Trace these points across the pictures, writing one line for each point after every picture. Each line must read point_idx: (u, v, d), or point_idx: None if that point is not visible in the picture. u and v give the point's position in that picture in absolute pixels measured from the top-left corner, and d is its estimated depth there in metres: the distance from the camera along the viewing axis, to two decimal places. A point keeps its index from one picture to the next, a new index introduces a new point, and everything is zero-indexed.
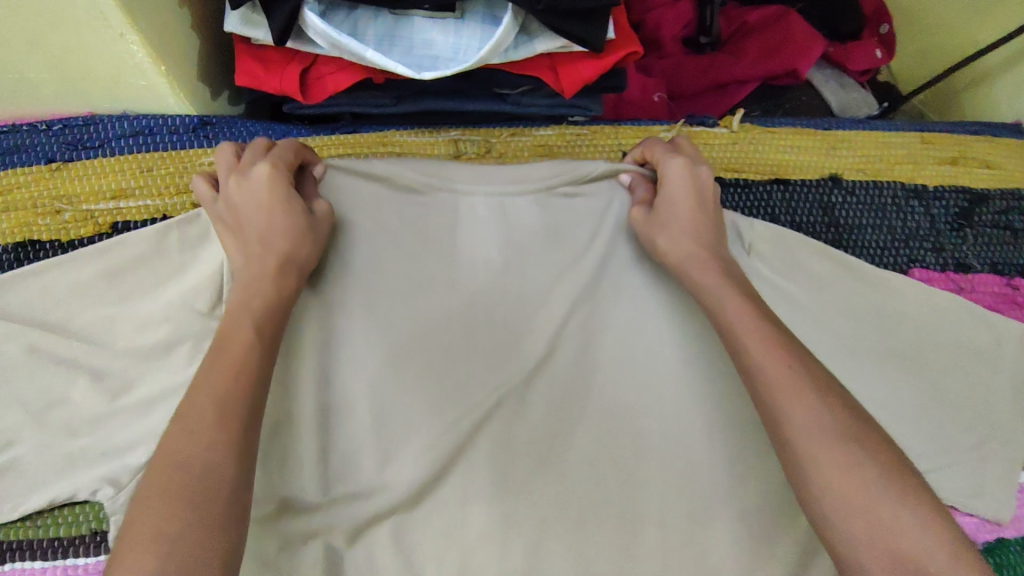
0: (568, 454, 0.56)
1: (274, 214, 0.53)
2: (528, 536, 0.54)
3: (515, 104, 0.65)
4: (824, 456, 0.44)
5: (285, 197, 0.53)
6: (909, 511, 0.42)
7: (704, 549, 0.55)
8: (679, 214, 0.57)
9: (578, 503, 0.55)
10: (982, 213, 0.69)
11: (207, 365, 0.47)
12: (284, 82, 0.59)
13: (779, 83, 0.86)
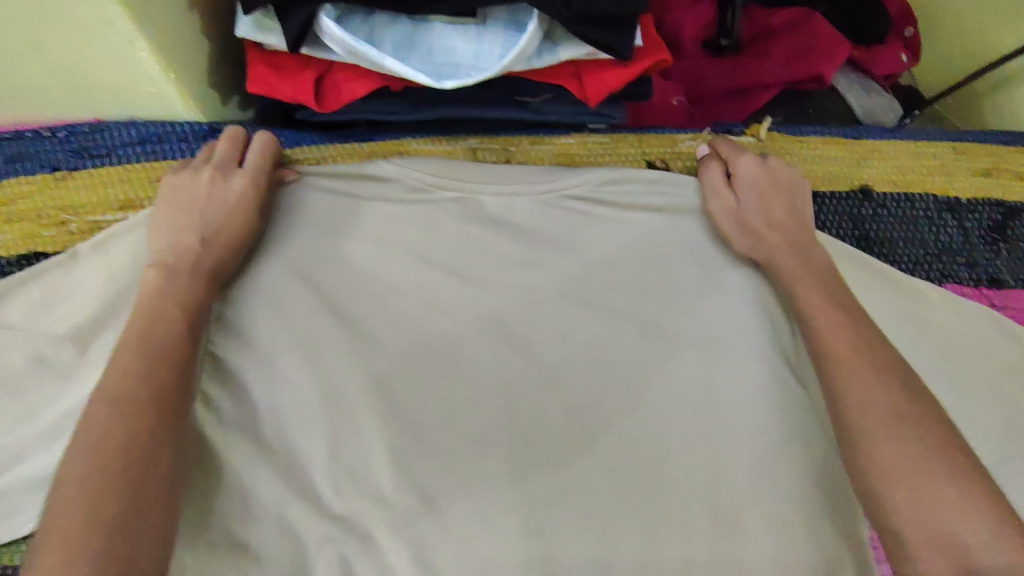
0: (587, 457, 0.54)
1: (232, 222, 0.54)
2: (547, 542, 0.51)
3: (536, 112, 0.63)
4: (883, 442, 0.45)
5: (238, 210, 0.55)
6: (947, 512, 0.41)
7: (737, 561, 0.52)
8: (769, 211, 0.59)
9: (601, 508, 0.52)
10: (1017, 227, 0.67)
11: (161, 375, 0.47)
12: (297, 89, 0.57)
13: (802, 88, 0.84)
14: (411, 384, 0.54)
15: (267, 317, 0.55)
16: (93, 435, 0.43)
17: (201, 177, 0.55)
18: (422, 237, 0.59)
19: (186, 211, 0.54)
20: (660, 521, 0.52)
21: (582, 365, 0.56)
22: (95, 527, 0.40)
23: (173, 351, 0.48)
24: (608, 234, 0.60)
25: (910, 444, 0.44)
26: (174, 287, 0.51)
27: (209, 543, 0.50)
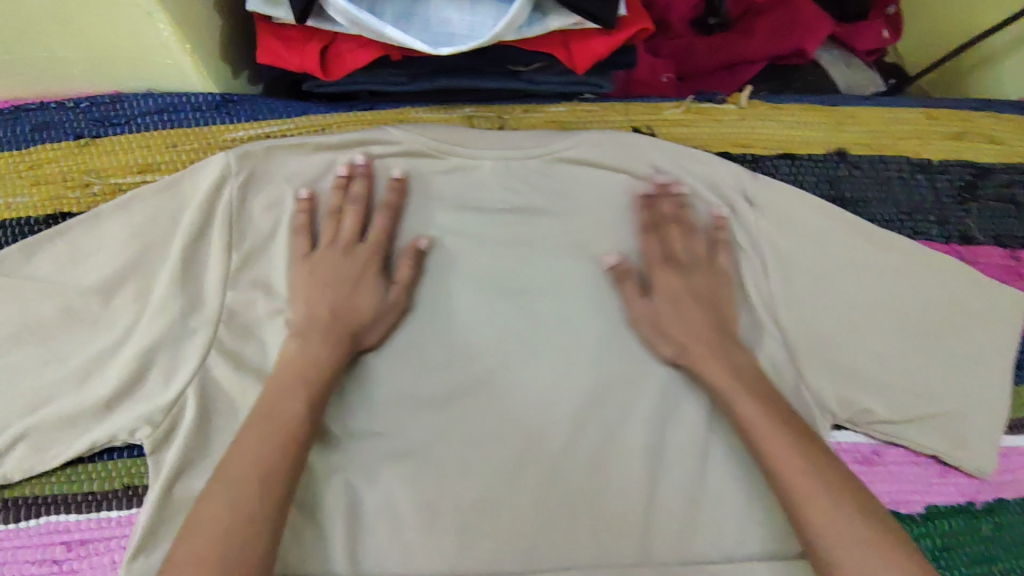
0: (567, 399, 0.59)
1: (362, 292, 0.59)
2: (537, 473, 0.58)
3: (528, 81, 0.67)
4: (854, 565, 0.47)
5: (376, 269, 0.60)
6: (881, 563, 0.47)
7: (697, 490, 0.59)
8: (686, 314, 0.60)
9: (585, 442, 0.59)
10: (986, 186, 0.70)
11: (266, 429, 0.51)
12: (305, 60, 0.61)
13: (787, 62, 0.87)
14: (422, 338, 0.60)
15: (281, 273, 0.61)
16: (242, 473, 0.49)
17: (315, 260, 0.59)
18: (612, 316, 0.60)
19: (322, 289, 0.58)
20: (630, 455, 0.59)
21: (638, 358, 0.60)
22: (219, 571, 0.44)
23: (293, 414, 0.52)
24: (590, 196, 0.65)
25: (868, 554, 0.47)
26: (325, 348, 0.56)
27: None
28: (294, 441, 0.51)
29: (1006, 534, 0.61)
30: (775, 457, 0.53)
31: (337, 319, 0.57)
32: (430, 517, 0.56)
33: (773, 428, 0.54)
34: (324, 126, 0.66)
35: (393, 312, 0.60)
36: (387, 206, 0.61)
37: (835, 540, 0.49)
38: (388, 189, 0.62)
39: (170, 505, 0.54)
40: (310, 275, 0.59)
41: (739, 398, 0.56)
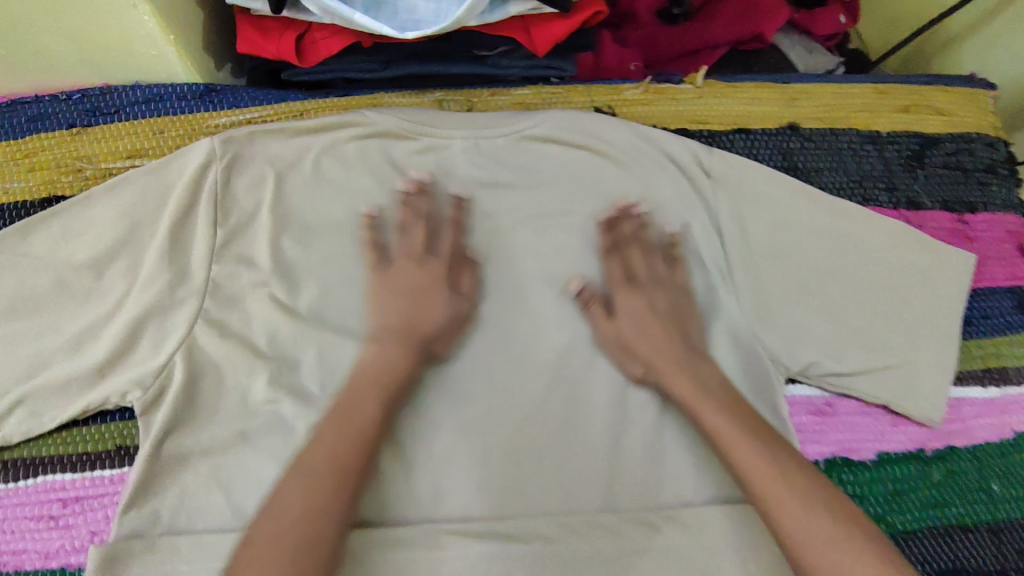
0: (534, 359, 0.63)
1: (433, 300, 0.61)
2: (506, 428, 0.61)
3: (493, 65, 0.70)
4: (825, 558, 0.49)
5: (442, 283, 0.62)
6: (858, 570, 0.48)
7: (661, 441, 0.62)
8: (648, 334, 0.62)
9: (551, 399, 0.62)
10: (934, 154, 0.74)
11: (330, 438, 0.53)
12: (281, 48, 0.65)
13: (748, 46, 0.92)
14: None
15: (262, 247, 0.64)
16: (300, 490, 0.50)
17: (374, 271, 0.63)
18: (647, 320, 0.63)
19: (398, 299, 0.61)
20: (593, 411, 0.62)
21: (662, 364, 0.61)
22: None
23: (367, 416, 0.55)
24: (554, 170, 0.69)
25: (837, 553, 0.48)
26: (401, 354, 0.59)
27: (212, 432, 0.59)
28: (366, 443, 0.54)
29: (958, 479, 0.64)
30: (741, 462, 0.54)
31: (413, 328, 0.60)
32: (406, 472, 0.59)
33: (736, 435, 0.56)
34: (302, 112, 0.70)
35: (462, 322, 0.62)
36: (454, 222, 0.65)
37: (806, 539, 0.50)
38: (429, 201, 0.65)
39: (159, 462, 0.57)
40: (382, 285, 0.62)
41: (705, 410, 0.58)
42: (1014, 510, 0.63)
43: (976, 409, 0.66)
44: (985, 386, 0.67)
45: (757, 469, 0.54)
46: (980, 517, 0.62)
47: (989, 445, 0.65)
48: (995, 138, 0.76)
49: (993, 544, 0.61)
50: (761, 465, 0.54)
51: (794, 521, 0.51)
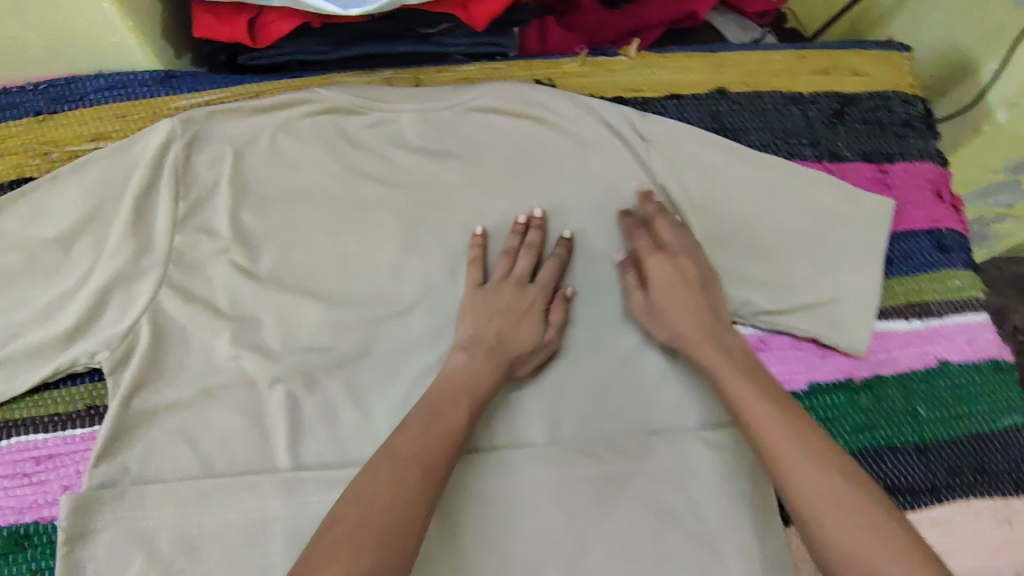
0: None
1: (524, 326, 0.63)
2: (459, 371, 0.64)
3: (438, 43, 0.76)
4: (833, 526, 0.49)
5: (536, 311, 0.65)
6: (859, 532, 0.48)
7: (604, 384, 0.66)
8: (675, 301, 0.64)
9: None
10: (853, 112, 0.79)
11: (421, 426, 0.54)
12: (235, 31, 0.69)
13: (684, 25, 0.97)
14: (353, 266, 0.67)
15: (223, 217, 0.67)
16: (393, 477, 0.50)
17: (498, 289, 0.65)
18: (678, 292, 0.64)
19: (490, 317, 0.63)
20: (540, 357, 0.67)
21: (688, 335, 0.63)
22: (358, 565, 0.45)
23: (457, 419, 0.56)
24: (497, 137, 0.73)
25: (845, 525, 0.49)
26: (493, 360, 0.61)
27: (180, 389, 0.62)
28: (453, 445, 0.54)
29: (886, 405, 0.68)
30: (769, 432, 0.55)
31: (500, 347, 0.62)
32: (365, 419, 0.62)
33: (763, 405, 0.56)
34: (258, 92, 0.74)
35: (543, 352, 0.64)
36: (557, 257, 0.67)
37: (820, 507, 0.50)
38: (538, 234, 0.68)
39: (129, 418, 0.60)
40: (481, 304, 0.64)
41: (732, 383, 0.59)
42: (938, 431, 0.68)
43: (899, 339, 0.71)
44: (909, 319, 0.72)
45: (779, 438, 0.54)
46: (908, 439, 0.67)
47: (913, 372, 0.70)
48: (910, 95, 0.82)
49: (921, 464, 0.67)
50: (783, 435, 0.54)
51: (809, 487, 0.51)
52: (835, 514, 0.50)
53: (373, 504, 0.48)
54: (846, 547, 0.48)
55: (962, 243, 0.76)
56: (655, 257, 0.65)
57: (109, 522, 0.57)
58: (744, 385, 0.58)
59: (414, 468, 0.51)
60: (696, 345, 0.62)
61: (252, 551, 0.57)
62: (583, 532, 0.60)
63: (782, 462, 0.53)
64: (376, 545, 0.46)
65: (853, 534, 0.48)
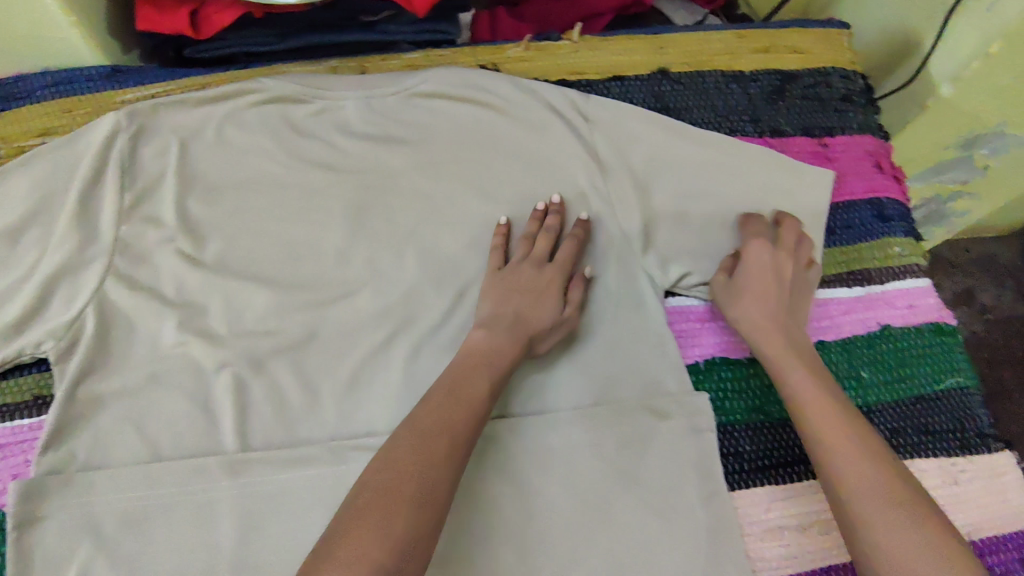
0: (430, 292, 0.67)
1: (543, 303, 0.64)
2: (407, 351, 0.65)
3: (382, 31, 0.76)
4: (880, 518, 0.51)
5: (555, 290, 0.65)
6: (901, 523, 0.50)
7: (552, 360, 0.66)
8: (756, 289, 0.66)
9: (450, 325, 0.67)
10: (793, 89, 0.81)
11: (445, 396, 0.54)
12: (178, 23, 0.70)
13: (631, 12, 0.98)
14: (301, 252, 0.68)
15: (169, 207, 0.68)
16: (422, 446, 0.50)
17: (518, 269, 0.66)
18: (768, 282, 0.66)
19: (511, 294, 0.64)
20: None
21: (761, 324, 0.65)
22: (395, 534, 0.44)
23: (480, 391, 0.56)
24: (441, 121, 0.74)
25: (891, 517, 0.51)
26: (499, 335, 0.61)
27: (127, 377, 0.62)
28: (475, 418, 0.54)
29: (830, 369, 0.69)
30: (825, 427, 0.57)
31: (519, 322, 0.62)
32: (313, 400, 0.63)
33: (825, 403, 0.58)
34: (203, 85, 0.75)
35: (563, 329, 0.65)
36: (577, 237, 0.68)
37: (868, 501, 0.52)
38: (556, 218, 0.69)
39: (76, 406, 0.60)
40: (502, 283, 0.65)
41: (795, 376, 0.61)
42: (882, 393, 0.69)
43: (841, 306, 0.72)
44: (849, 287, 0.73)
45: (835, 435, 0.56)
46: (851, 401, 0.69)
47: (855, 338, 0.71)
48: (850, 71, 0.84)
49: None
50: (840, 432, 0.56)
51: (857, 480, 0.53)
52: (881, 506, 0.51)
53: (404, 470, 0.48)
54: (890, 540, 0.50)
55: (903, 213, 0.79)
56: (756, 251, 0.68)
57: (55, 509, 0.57)
58: (805, 378, 0.61)
59: (446, 439, 0.51)
60: (773, 336, 0.64)
61: (200, 533, 0.58)
62: (532, 504, 0.60)
63: (834, 455, 0.55)
64: (409, 511, 0.46)
65: (894, 525, 0.50)
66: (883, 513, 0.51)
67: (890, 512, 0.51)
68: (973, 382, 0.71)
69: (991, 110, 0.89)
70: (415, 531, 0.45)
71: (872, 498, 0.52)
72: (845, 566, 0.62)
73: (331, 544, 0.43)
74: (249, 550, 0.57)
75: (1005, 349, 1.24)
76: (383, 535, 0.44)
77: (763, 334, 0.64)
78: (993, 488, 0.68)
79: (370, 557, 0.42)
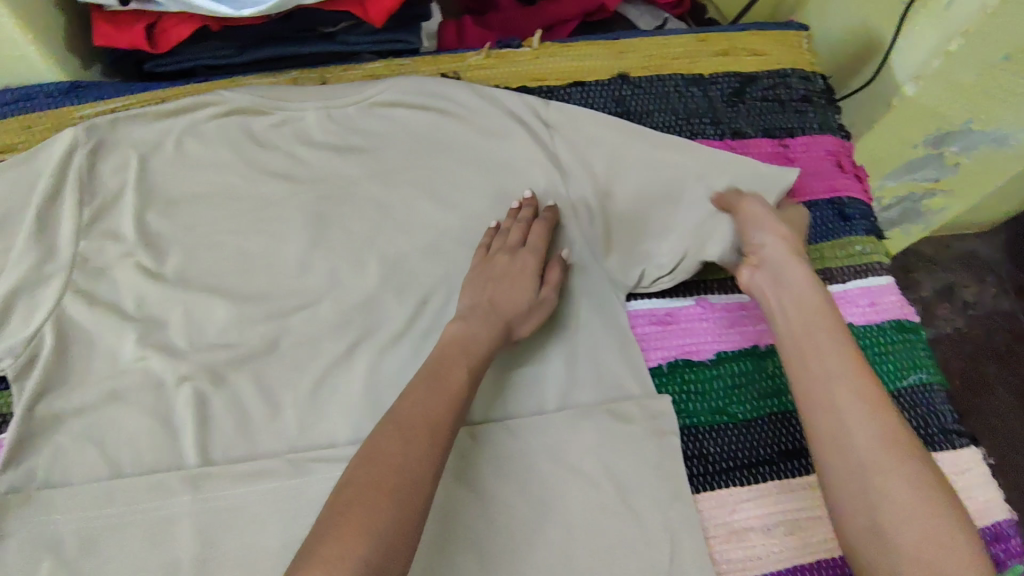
0: (392, 301, 0.67)
1: (517, 286, 0.64)
2: (370, 360, 0.65)
3: (343, 42, 0.77)
4: (891, 474, 0.47)
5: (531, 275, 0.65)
6: (924, 477, 0.47)
7: (514, 366, 0.66)
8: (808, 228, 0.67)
9: (414, 333, 0.66)
10: (753, 90, 0.82)
11: (426, 386, 0.54)
12: (134, 38, 0.71)
13: (595, 19, 0.99)
14: (263, 263, 0.68)
15: (129, 220, 0.68)
16: (404, 438, 0.49)
17: (493, 259, 0.66)
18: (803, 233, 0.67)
19: (487, 283, 0.64)
20: None
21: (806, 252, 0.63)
22: (378, 530, 0.43)
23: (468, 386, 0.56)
24: (401, 130, 0.75)
25: (914, 470, 0.47)
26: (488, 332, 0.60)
27: (86, 393, 0.62)
28: (457, 409, 0.53)
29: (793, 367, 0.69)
30: (839, 375, 0.52)
31: (503, 312, 0.62)
32: (275, 412, 0.63)
33: (838, 345, 0.54)
34: (162, 98, 0.75)
35: (540, 311, 0.65)
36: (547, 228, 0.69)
37: (879, 456, 0.48)
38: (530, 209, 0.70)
39: (34, 423, 0.60)
40: (479, 274, 0.66)
41: (815, 316, 0.57)
42: None
43: None
44: None
45: (849, 383, 0.52)
46: None
47: None
48: (808, 72, 0.85)
49: None
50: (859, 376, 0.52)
51: (868, 430, 0.49)
52: (905, 457, 0.48)
53: (385, 463, 0.47)
54: (906, 489, 0.46)
55: (865, 211, 0.79)
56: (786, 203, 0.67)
57: (13, 528, 0.56)
58: (829, 322, 0.56)
59: (427, 429, 0.50)
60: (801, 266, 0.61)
61: (157, 549, 0.57)
62: (493, 510, 0.59)
63: (845, 403, 0.51)
64: (394, 504, 0.45)
65: (914, 475, 0.47)
66: (895, 467, 0.47)
67: (902, 467, 0.47)
68: (938, 379, 0.71)
69: (954, 107, 0.89)
70: (398, 523, 0.44)
71: (883, 451, 0.48)
72: (809, 566, 0.62)
73: (309, 549, 0.42)
74: (206, 566, 0.56)
75: (990, 346, 1.24)
76: (363, 529, 0.43)
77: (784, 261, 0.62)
78: (958, 485, 0.67)
79: (354, 558, 0.41)
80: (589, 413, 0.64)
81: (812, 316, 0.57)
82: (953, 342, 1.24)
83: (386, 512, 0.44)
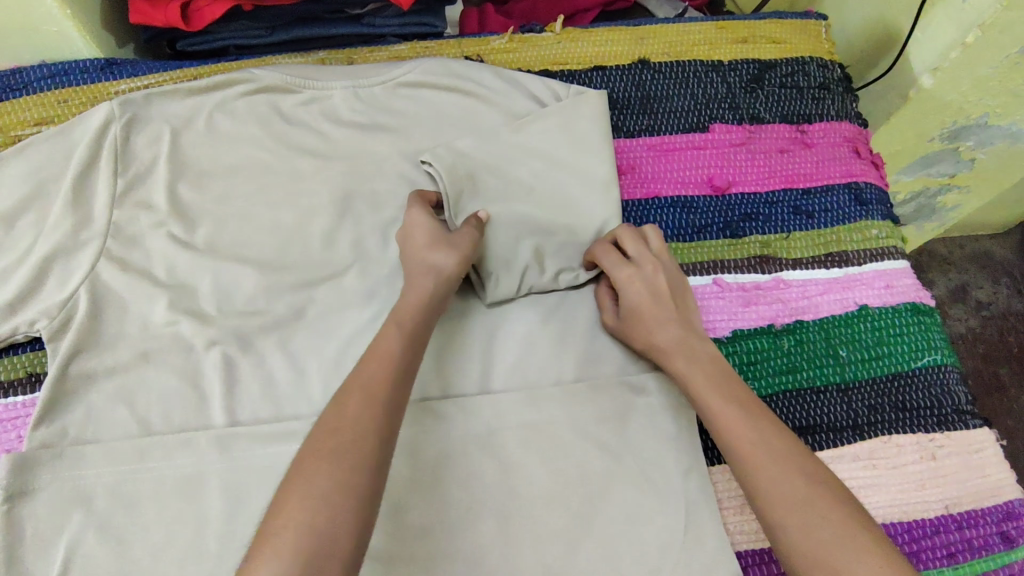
0: None
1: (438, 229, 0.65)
2: None
3: (369, 24, 0.80)
4: (797, 525, 0.50)
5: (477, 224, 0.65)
6: (820, 523, 0.50)
7: (530, 339, 0.68)
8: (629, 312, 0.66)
9: None
10: (771, 77, 0.83)
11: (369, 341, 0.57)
12: (168, 16, 0.73)
13: (617, 7, 1.01)
14: (287, 236, 0.70)
15: (159, 191, 0.70)
16: (337, 403, 0.52)
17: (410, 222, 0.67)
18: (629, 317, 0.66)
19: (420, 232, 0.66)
20: (467, 316, 0.68)
21: (662, 345, 0.63)
22: (327, 494, 0.46)
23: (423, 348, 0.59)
24: (425, 110, 0.76)
25: (806, 516, 0.50)
26: None
27: (115, 355, 0.63)
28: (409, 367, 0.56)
29: (805, 348, 0.70)
30: (732, 433, 0.56)
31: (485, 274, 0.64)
32: (300, 376, 0.64)
33: (723, 407, 0.58)
34: (193, 76, 0.77)
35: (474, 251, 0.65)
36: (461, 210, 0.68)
37: (781, 505, 0.52)
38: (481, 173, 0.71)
39: (68, 382, 0.62)
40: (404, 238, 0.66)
41: (702, 389, 0.60)
42: (860, 372, 0.70)
43: (817, 289, 0.74)
44: (829, 268, 0.75)
45: (748, 448, 0.55)
46: (830, 380, 0.69)
47: (834, 317, 0.72)
48: (827, 60, 0.86)
49: (843, 403, 0.68)
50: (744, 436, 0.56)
51: (781, 487, 0.52)
52: (793, 510, 0.51)
53: (326, 428, 0.50)
54: (805, 541, 0.49)
55: (880, 197, 0.80)
56: (623, 268, 0.66)
57: (47, 481, 0.58)
58: (713, 393, 0.59)
59: (370, 390, 0.53)
60: (672, 354, 0.63)
61: (187, 505, 0.58)
62: (511, 477, 0.61)
63: (749, 462, 0.54)
64: (336, 463, 0.48)
65: (810, 523, 0.50)
66: (800, 517, 0.50)
67: (801, 520, 0.50)
68: (950, 360, 0.72)
69: (972, 100, 0.90)
70: (340, 485, 0.47)
71: (790, 504, 0.51)
72: None
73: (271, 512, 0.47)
74: (233, 521, 0.58)
75: (1003, 345, 1.24)
76: (310, 491, 0.47)
77: (663, 349, 0.63)
78: (972, 465, 0.68)
79: (298, 521, 0.45)
80: (604, 385, 0.65)
81: (698, 388, 0.60)
82: (967, 341, 1.24)
83: (321, 478, 0.47)
